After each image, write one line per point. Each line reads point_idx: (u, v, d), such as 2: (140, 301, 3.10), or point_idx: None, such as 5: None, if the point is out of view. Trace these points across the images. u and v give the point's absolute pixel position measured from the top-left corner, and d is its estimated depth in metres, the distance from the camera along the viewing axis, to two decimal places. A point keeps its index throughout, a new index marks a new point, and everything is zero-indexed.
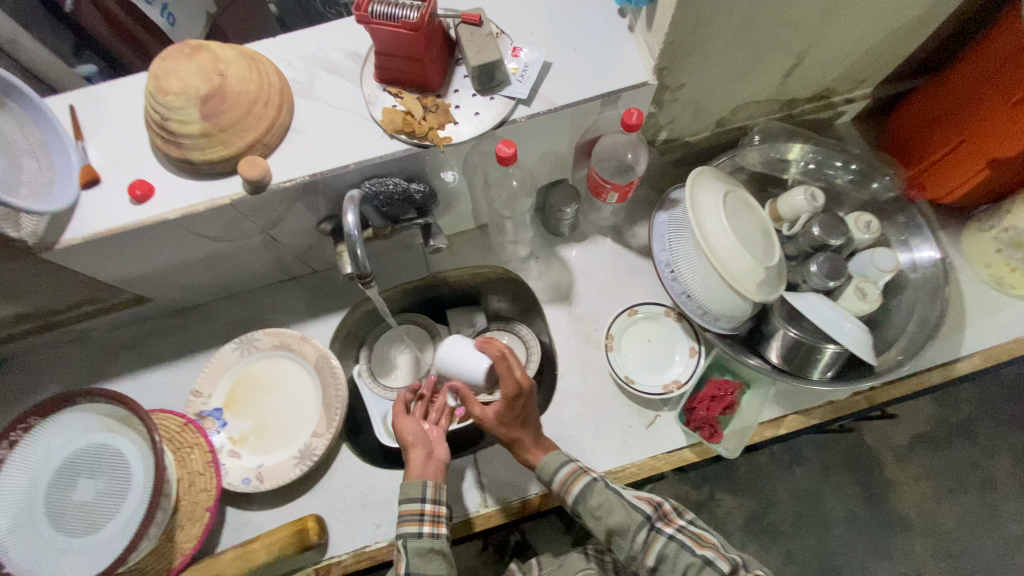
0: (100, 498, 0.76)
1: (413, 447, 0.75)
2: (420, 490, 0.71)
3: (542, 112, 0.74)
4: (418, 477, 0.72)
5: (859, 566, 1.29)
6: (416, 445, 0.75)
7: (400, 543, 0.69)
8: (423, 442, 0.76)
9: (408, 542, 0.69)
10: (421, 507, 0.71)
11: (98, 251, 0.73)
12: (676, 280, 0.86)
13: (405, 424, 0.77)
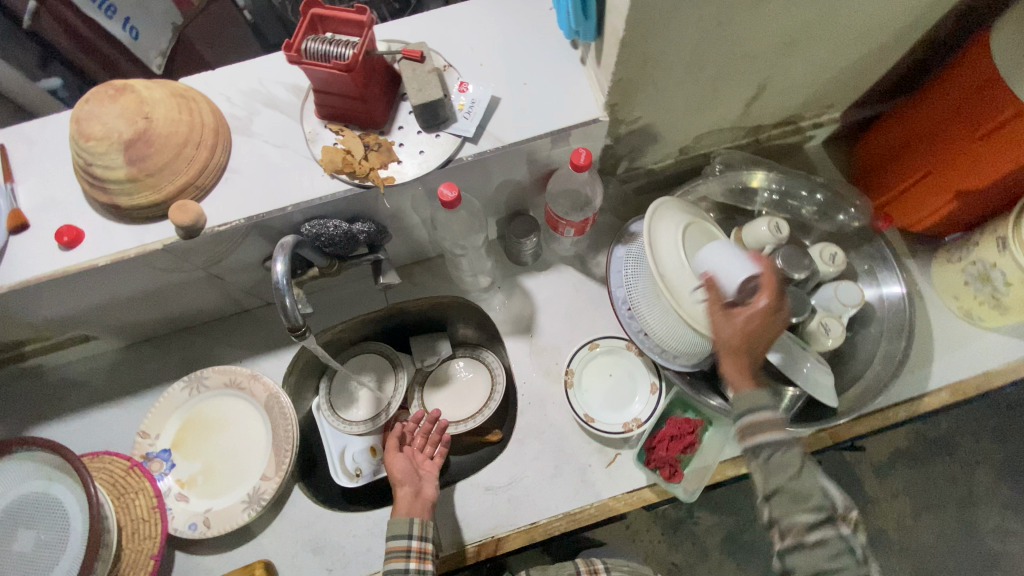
0: (39, 550, 0.72)
1: (399, 485, 0.79)
2: (405, 528, 0.73)
3: (489, 150, 0.71)
4: (403, 515, 0.75)
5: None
6: (402, 481, 0.79)
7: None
8: (412, 480, 0.79)
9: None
10: (407, 544, 0.72)
11: (28, 297, 0.70)
12: (634, 319, 0.82)
13: (392, 461, 0.81)
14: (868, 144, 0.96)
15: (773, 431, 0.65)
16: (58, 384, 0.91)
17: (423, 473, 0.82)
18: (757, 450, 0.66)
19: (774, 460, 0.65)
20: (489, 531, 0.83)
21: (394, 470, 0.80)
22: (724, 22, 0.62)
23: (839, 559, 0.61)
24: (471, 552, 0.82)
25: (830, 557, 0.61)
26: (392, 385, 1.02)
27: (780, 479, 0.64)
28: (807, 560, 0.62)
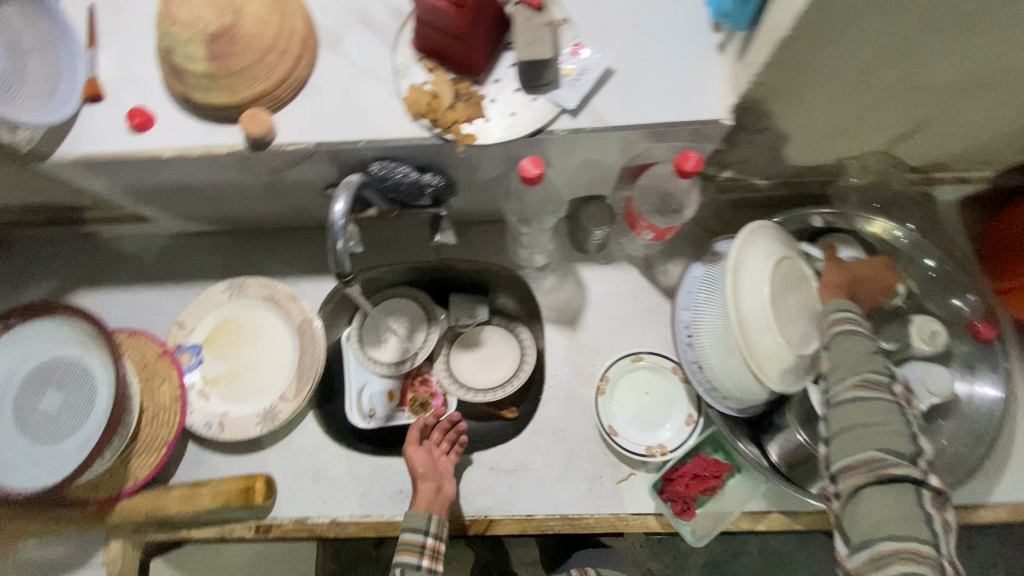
0: (63, 412, 0.74)
1: (421, 480, 0.78)
2: (423, 522, 0.74)
3: (587, 129, 0.63)
4: (422, 512, 0.75)
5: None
6: (426, 477, 0.78)
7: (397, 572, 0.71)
8: (436, 477, 0.79)
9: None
10: (422, 540, 0.73)
11: (93, 171, 0.69)
12: (691, 347, 0.76)
13: (413, 454, 0.80)
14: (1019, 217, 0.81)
15: (856, 325, 0.62)
16: (112, 254, 0.93)
17: (444, 465, 0.81)
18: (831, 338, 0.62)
19: (843, 344, 0.61)
20: (482, 510, 0.82)
21: (417, 463, 0.79)
22: (915, 45, 0.51)
23: (889, 415, 0.56)
24: (462, 524, 0.81)
25: (875, 400, 0.57)
26: (422, 335, 1.00)
27: (839, 372, 0.60)
28: (843, 453, 0.57)
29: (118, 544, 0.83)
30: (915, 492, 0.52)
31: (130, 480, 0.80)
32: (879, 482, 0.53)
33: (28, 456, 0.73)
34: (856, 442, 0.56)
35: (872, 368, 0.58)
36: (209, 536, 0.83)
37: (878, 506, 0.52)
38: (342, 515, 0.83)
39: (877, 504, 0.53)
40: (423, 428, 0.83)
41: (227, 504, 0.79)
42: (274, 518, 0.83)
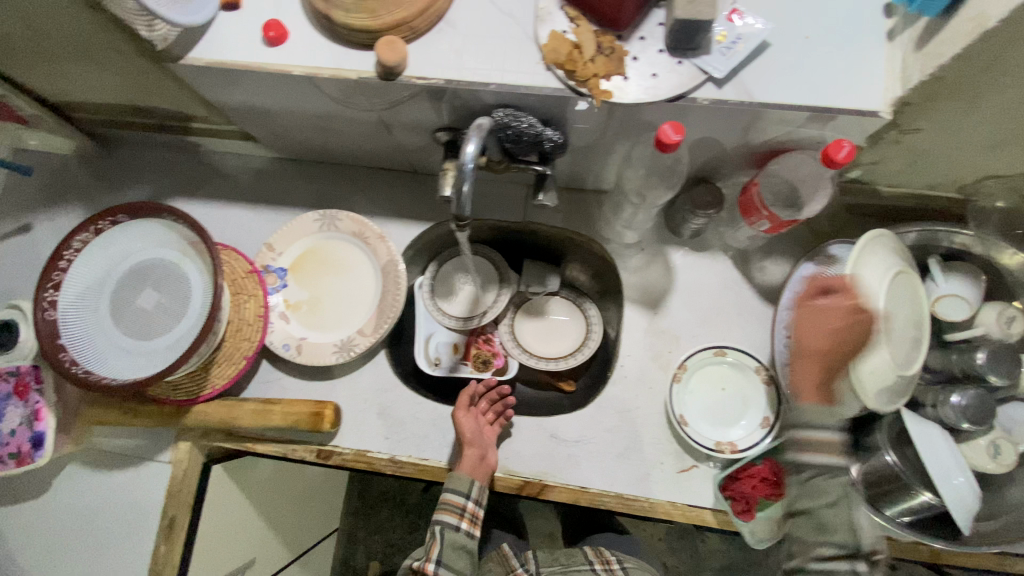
0: (158, 312, 0.77)
1: (468, 446, 0.79)
2: (465, 487, 0.76)
3: (731, 102, 0.59)
4: (466, 476, 0.77)
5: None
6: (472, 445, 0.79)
7: (439, 528, 0.76)
8: (482, 447, 0.80)
9: (446, 535, 0.76)
10: (462, 502, 0.77)
11: (219, 78, 0.69)
12: (788, 347, 0.73)
13: (461, 420, 0.81)
14: None
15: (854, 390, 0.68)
16: (210, 168, 0.95)
17: (489, 436, 0.82)
18: (799, 468, 0.68)
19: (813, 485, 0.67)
20: (538, 474, 0.82)
21: (466, 430, 0.80)
22: None
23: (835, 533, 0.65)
24: (514, 486, 0.80)
25: (832, 568, 0.64)
26: (491, 296, 0.99)
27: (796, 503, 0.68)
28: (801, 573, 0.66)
29: (186, 445, 0.87)
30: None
31: (208, 386, 0.82)
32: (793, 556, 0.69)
33: (120, 347, 0.76)
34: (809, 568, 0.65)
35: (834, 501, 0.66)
36: (271, 453, 0.85)
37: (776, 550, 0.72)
38: (401, 454, 0.84)
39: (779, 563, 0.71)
40: (473, 396, 0.84)
41: (296, 424, 0.81)
42: (335, 446, 0.85)
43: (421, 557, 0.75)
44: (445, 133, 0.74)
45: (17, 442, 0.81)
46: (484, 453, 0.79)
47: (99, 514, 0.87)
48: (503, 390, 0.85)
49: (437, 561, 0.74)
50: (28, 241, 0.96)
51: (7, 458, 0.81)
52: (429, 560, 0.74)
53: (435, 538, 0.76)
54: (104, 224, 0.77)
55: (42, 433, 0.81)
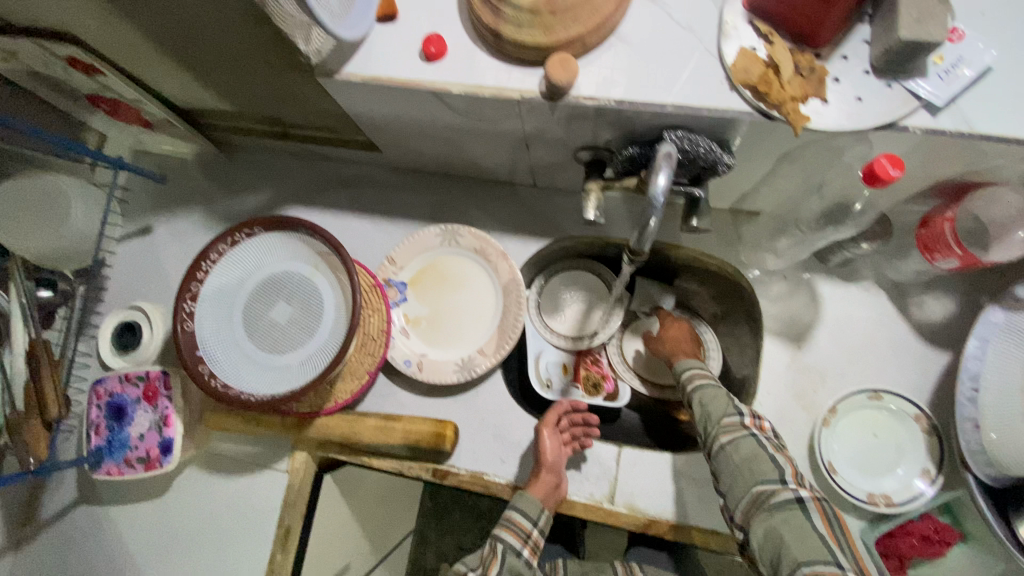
0: (290, 326, 0.76)
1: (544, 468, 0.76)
2: (536, 513, 0.73)
3: (949, 131, 0.53)
4: (535, 499, 0.74)
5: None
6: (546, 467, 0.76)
7: (500, 548, 0.70)
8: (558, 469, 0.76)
9: (507, 559, 0.70)
10: (529, 528, 0.72)
11: (367, 92, 0.67)
12: (973, 402, 0.66)
13: (545, 438, 0.76)
14: None
15: (710, 378, 0.71)
16: (325, 177, 0.94)
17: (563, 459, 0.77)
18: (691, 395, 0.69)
19: (705, 397, 0.67)
20: (665, 513, 0.77)
21: (549, 452, 0.75)
22: None
23: (751, 454, 0.59)
24: (642, 522, 0.77)
25: (779, 497, 0.56)
26: (601, 315, 0.94)
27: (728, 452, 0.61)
28: (795, 535, 0.53)
29: (302, 455, 0.86)
30: (806, 520, 0.54)
31: (331, 401, 0.81)
32: (777, 509, 0.55)
33: (253, 360, 0.75)
34: (753, 495, 0.57)
35: (726, 413, 0.64)
36: (386, 469, 0.84)
37: (789, 528, 0.53)
38: (518, 479, 0.81)
39: (788, 534, 0.53)
40: (560, 416, 0.80)
41: (418, 443, 0.80)
42: (451, 466, 0.83)
43: (476, 571, 0.70)
44: (588, 152, 0.71)
45: (145, 447, 0.82)
46: (557, 478, 0.76)
47: (216, 519, 0.88)
48: (590, 418, 0.81)
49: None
50: (148, 243, 0.97)
51: (137, 461, 0.82)
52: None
53: (494, 557, 0.70)
54: (240, 236, 0.77)
55: (170, 439, 0.82)
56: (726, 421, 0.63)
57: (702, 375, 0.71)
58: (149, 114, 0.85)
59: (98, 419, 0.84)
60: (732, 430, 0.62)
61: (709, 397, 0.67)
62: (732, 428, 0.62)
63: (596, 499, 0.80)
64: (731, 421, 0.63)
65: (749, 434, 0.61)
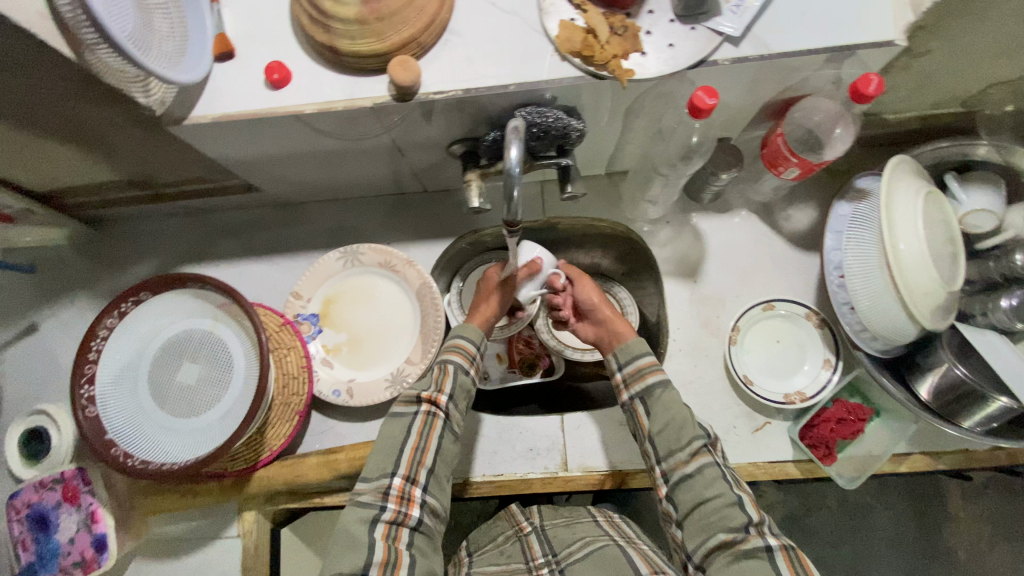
0: (201, 384, 0.74)
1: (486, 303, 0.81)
2: (476, 336, 0.75)
3: (752, 58, 0.60)
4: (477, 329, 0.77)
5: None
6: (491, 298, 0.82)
7: (451, 368, 0.71)
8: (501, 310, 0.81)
9: (459, 377, 0.71)
10: (474, 350, 0.74)
11: (225, 132, 0.67)
12: (843, 288, 0.75)
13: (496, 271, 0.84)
14: None
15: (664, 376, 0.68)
16: (215, 229, 0.93)
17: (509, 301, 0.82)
18: (649, 391, 0.67)
19: (661, 403, 0.65)
20: (616, 465, 0.81)
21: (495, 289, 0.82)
22: None
23: (719, 484, 0.59)
24: (598, 479, 0.81)
25: (744, 540, 0.55)
26: None
27: (690, 481, 0.60)
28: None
29: (252, 515, 0.83)
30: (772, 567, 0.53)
31: (266, 450, 0.79)
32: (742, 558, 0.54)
33: (169, 429, 0.72)
34: (711, 525, 0.57)
35: (693, 433, 0.62)
36: (340, 503, 0.83)
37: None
38: (473, 476, 0.82)
39: None
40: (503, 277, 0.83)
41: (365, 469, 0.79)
42: None
43: (430, 389, 0.69)
44: (460, 145, 0.74)
45: (79, 550, 0.78)
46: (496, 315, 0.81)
47: None
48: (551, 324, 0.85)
49: (450, 395, 0.69)
50: (37, 341, 0.91)
51: (73, 567, 0.77)
52: (442, 394, 0.69)
53: (448, 373, 0.70)
54: (127, 305, 0.75)
55: (103, 533, 0.78)
56: (692, 443, 0.62)
57: (660, 368, 0.68)
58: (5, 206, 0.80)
59: (21, 534, 0.78)
60: (698, 455, 0.61)
61: (665, 402, 0.65)
62: (699, 461, 0.61)
63: (552, 472, 0.82)
64: (696, 452, 0.62)
65: (713, 462, 0.61)
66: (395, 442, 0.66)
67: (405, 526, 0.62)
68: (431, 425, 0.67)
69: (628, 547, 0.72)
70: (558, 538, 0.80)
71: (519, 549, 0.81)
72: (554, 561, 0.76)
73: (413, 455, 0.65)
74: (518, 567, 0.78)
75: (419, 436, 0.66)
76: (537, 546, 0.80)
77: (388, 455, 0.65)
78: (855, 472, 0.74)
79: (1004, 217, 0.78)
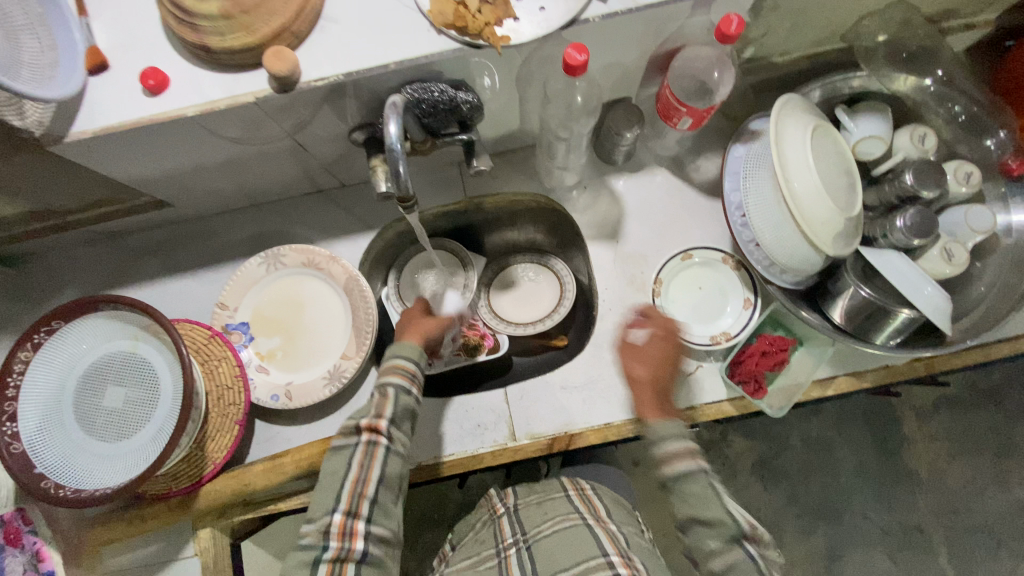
0: (129, 406, 0.73)
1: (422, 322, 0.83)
2: (416, 354, 0.73)
3: (620, 11, 0.61)
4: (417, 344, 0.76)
5: (849, 505, 1.42)
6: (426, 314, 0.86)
7: (391, 390, 0.68)
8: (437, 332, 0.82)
9: (399, 400, 0.68)
10: (415, 368, 0.72)
11: (112, 146, 0.65)
12: (746, 227, 0.77)
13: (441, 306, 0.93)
14: (1011, 60, 0.86)
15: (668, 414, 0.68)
16: (133, 251, 0.91)
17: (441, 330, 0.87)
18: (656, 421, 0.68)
19: (658, 425, 0.67)
20: (562, 428, 0.83)
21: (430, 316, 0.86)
22: None
23: (709, 502, 0.61)
24: (545, 443, 0.83)
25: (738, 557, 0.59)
26: (460, 282, 1.01)
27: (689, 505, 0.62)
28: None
29: (208, 531, 0.82)
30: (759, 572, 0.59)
31: (209, 464, 0.78)
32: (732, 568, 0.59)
33: (103, 456, 0.71)
34: (707, 537, 0.61)
35: (683, 451, 0.64)
36: (297, 506, 0.83)
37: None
38: (425, 459, 0.82)
39: None
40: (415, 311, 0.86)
41: (313, 467, 0.79)
42: None
43: (368, 416, 0.66)
44: (360, 132, 0.74)
45: None
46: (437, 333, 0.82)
47: None
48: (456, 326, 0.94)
49: (390, 420, 0.67)
50: None
51: None
52: (381, 419, 0.66)
53: (387, 397, 0.68)
54: (41, 337, 0.73)
55: (52, 571, 0.78)
56: (679, 462, 0.63)
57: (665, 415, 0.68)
58: None
59: None
60: (691, 474, 0.63)
61: (660, 430, 0.66)
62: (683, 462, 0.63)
63: (502, 443, 0.83)
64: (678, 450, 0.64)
65: (702, 475, 0.62)
66: (336, 478, 0.64)
67: (349, 561, 0.61)
68: (372, 453, 0.65)
69: (596, 527, 0.68)
70: (530, 517, 0.74)
71: (492, 533, 0.76)
72: (521, 539, 0.71)
73: (354, 487, 0.63)
74: (490, 551, 0.73)
75: (360, 467, 0.64)
76: (508, 527, 0.75)
77: (327, 491, 0.64)
78: (780, 407, 0.78)
79: (893, 140, 0.82)
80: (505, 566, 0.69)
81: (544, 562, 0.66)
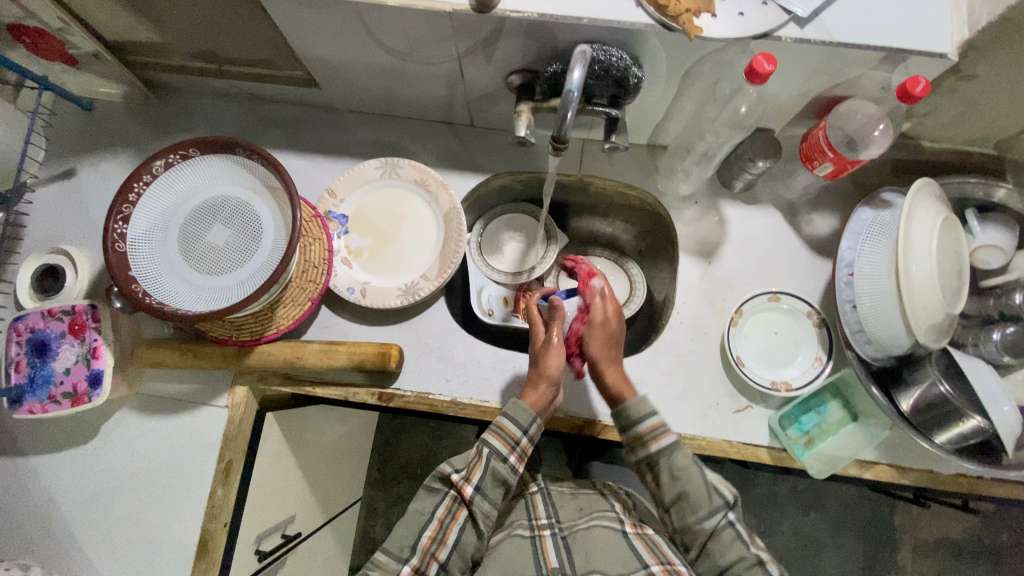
0: (228, 248, 0.77)
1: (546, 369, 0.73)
2: (526, 420, 0.70)
3: (813, 39, 0.63)
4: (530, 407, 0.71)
5: None
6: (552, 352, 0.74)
7: (486, 452, 0.68)
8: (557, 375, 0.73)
9: (491, 464, 0.68)
10: (519, 436, 0.70)
11: (307, 10, 0.70)
12: (850, 286, 0.78)
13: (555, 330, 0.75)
14: None
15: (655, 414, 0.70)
16: (266, 118, 0.96)
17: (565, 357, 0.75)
18: (638, 442, 0.70)
19: (634, 411, 0.70)
20: (598, 416, 0.84)
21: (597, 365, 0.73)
22: None
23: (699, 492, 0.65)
24: (577, 424, 0.83)
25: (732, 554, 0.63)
26: (538, 252, 1.03)
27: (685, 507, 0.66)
28: None
29: (243, 389, 0.86)
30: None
31: (272, 327, 0.82)
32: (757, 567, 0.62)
33: (191, 283, 0.75)
34: (686, 506, 0.66)
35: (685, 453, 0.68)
36: (333, 397, 0.85)
37: None
38: (464, 397, 0.84)
39: None
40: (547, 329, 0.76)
41: (363, 365, 0.81)
42: (397, 389, 0.85)
43: (458, 474, 0.67)
44: (518, 76, 0.76)
45: (73, 380, 0.79)
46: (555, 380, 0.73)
47: (150, 464, 0.85)
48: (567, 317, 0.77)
49: (476, 488, 0.67)
50: (72, 186, 0.94)
51: (64, 397, 0.79)
52: (468, 484, 0.67)
53: (479, 461, 0.67)
54: (175, 158, 0.77)
55: (100, 371, 0.79)
56: (670, 441, 0.68)
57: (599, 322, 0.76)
58: (75, 47, 0.83)
59: (17, 355, 0.80)
60: (662, 437, 0.69)
61: (643, 417, 0.70)
62: (662, 434, 0.69)
63: None
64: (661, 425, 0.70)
65: (680, 445, 0.68)
66: (419, 521, 0.67)
67: None
68: (453, 513, 0.67)
69: (634, 536, 0.70)
70: (564, 506, 0.77)
71: (523, 506, 0.78)
72: (557, 525, 0.73)
73: (428, 545, 0.65)
74: (519, 522, 0.74)
75: (439, 525, 0.66)
76: (541, 506, 0.77)
77: (404, 537, 0.67)
78: (818, 471, 0.76)
79: (1013, 258, 0.81)
80: (538, 545, 0.70)
81: (580, 558, 0.68)
